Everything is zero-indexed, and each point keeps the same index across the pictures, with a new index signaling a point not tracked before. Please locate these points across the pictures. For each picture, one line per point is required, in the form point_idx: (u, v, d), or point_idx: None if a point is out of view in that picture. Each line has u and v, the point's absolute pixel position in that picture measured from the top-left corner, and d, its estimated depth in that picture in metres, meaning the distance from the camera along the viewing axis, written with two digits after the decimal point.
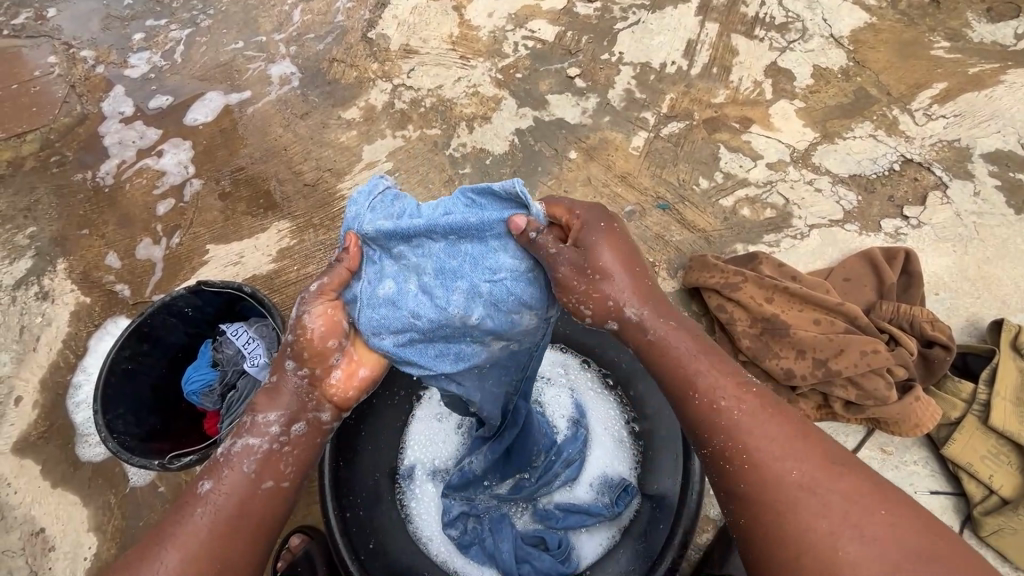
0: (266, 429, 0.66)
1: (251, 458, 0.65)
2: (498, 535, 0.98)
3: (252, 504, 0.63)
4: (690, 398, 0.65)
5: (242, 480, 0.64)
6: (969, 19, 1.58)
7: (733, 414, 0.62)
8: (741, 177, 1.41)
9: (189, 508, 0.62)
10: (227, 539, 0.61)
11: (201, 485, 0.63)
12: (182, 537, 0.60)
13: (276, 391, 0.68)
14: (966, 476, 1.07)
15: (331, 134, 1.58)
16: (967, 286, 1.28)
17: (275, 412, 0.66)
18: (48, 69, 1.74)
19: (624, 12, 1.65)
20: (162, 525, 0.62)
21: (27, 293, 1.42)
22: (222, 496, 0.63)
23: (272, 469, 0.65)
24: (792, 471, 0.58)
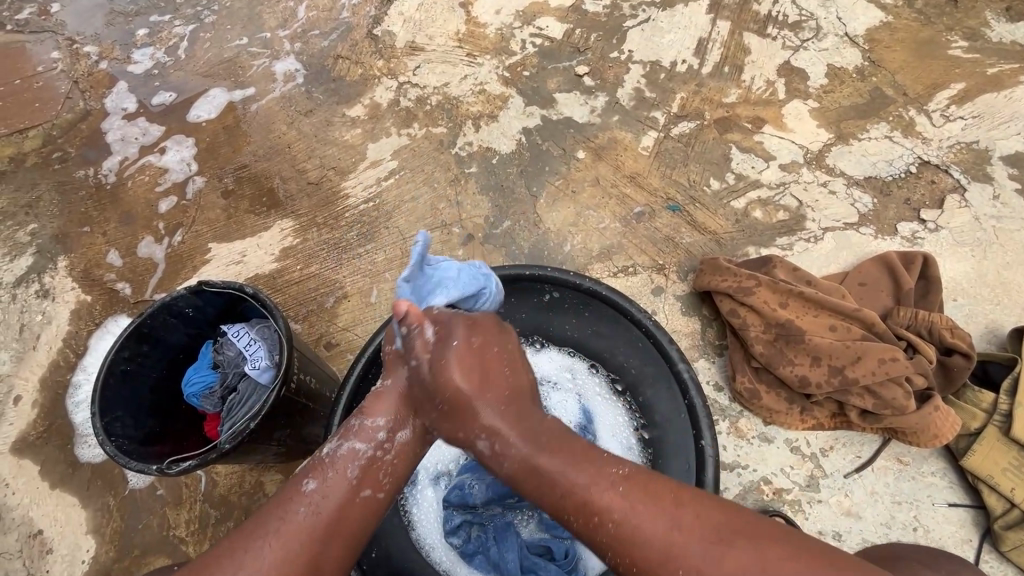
0: (373, 435, 0.73)
1: (355, 463, 0.71)
2: (503, 543, 0.96)
3: (352, 509, 0.69)
4: (575, 520, 0.63)
5: (344, 483, 0.69)
6: (988, 18, 1.55)
7: (610, 530, 0.61)
8: (753, 178, 1.38)
9: (294, 504, 0.67)
10: (326, 540, 0.65)
11: (308, 483, 0.68)
12: (288, 530, 0.65)
13: (386, 395, 0.76)
14: (986, 489, 1.04)
15: (335, 132, 1.55)
16: (986, 292, 1.24)
17: (383, 417, 0.74)
18: (51, 64, 1.72)
19: (634, 10, 1.62)
20: (263, 515, 0.66)
21: (27, 290, 1.40)
22: (326, 497, 0.68)
23: (373, 476, 0.71)
24: (680, 569, 0.57)
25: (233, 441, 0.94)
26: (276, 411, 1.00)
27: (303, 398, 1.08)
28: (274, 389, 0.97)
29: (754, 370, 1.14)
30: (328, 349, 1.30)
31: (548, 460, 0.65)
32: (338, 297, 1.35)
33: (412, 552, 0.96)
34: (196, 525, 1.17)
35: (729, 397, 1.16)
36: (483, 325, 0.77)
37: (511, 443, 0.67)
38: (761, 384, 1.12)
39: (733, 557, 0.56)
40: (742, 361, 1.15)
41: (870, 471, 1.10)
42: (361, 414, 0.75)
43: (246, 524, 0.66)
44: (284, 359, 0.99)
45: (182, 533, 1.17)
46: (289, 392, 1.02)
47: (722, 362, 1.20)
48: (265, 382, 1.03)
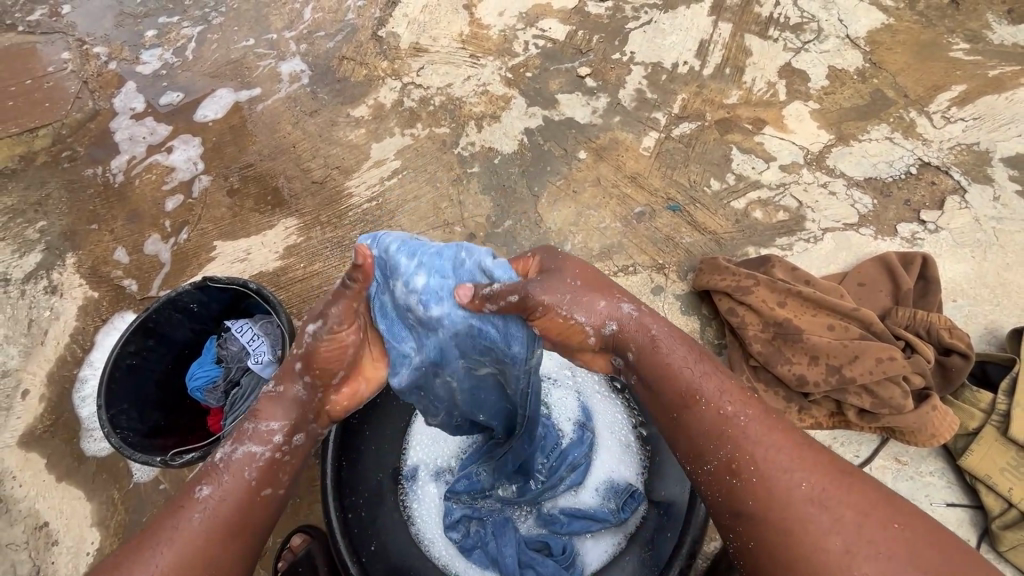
0: (270, 437, 0.65)
1: (253, 466, 0.63)
2: (501, 539, 0.96)
3: (251, 513, 0.62)
4: (687, 413, 0.63)
5: (242, 487, 0.62)
6: (990, 20, 1.56)
7: (740, 425, 0.61)
8: (754, 179, 1.39)
9: (185, 513, 0.60)
10: (223, 545, 0.60)
11: (201, 490, 0.61)
12: (180, 540, 0.58)
13: (281, 397, 0.67)
14: (984, 489, 1.04)
15: (339, 132, 1.57)
16: (986, 293, 1.24)
17: (279, 421, 0.65)
18: (61, 65, 1.74)
19: (636, 12, 1.63)
20: (155, 526, 0.60)
21: (36, 286, 1.42)
22: (223, 502, 0.61)
23: (272, 478, 0.64)
24: (802, 484, 0.57)
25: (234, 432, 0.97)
26: None
27: None
28: None
29: (753, 369, 1.14)
30: None
31: (667, 348, 0.65)
32: None
33: (412, 547, 0.97)
34: None
35: None
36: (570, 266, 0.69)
37: (640, 327, 0.66)
38: (759, 383, 1.13)
39: (852, 499, 0.55)
40: (741, 360, 1.16)
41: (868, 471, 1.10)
42: (255, 415, 0.66)
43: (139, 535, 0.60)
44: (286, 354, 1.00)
45: None
46: None
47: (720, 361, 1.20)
48: (267, 376, 1.05)
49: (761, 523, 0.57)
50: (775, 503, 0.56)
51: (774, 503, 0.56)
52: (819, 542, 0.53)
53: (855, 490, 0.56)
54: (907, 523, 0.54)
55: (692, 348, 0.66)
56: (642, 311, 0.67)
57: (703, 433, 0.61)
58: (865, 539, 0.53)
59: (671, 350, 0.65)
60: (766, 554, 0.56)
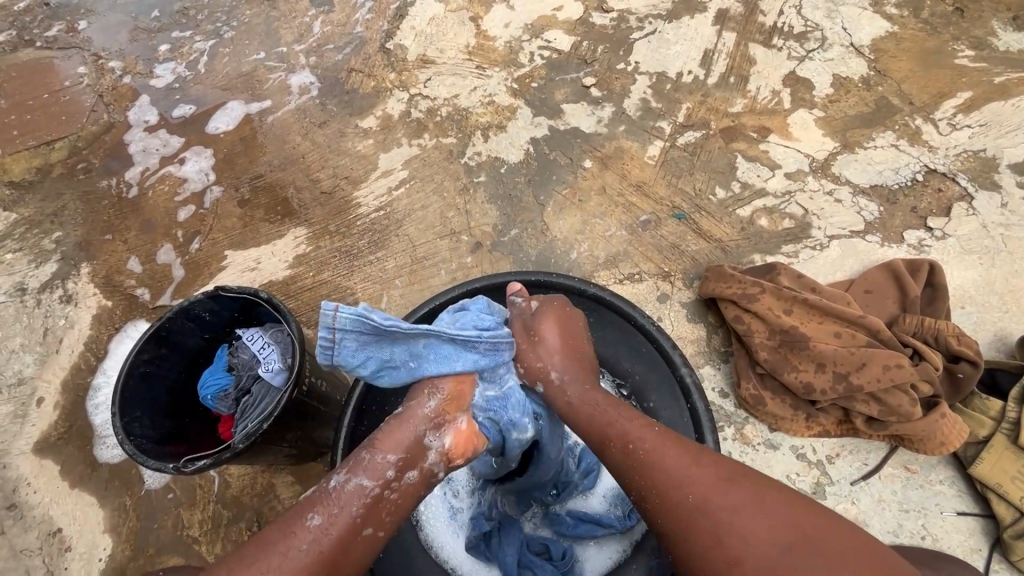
0: (381, 473, 0.75)
1: (361, 499, 0.73)
2: (506, 539, 0.96)
3: (352, 545, 0.71)
4: (612, 452, 0.76)
5: (348, 518, 0.72)
6: (994, 27, 1.56)
7: (642, 454, 0.73)
8: (759, 187, 1.39)
9: (298, 537, 0.69)
10: (327, 572, 0.68)
11: (312, 517, 0.70)
12: (294, 563, 0.66)
13: (394, 428, 0.78)
14: (996, 498, 1.03)
15: (348, 142, 1.59)
16: (994, 300, 1.24)
17: (393, 453, 0.76)
18: (77, 79, 1.78)
19: (641, 22, 1.64)
20: (268, 542, 0.68)
21: (51, 295, 1.45)
22: (329, 531, 0.70)
23: (375, 516, 0.73)
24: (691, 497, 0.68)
25: (246, 441, 0.97)
26: (288, 413, 1.03)
27: (315, 401, 1.10)
28: (287, 391, 1.00)
29: (759, 377, 1.14)
30: None
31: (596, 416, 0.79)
32: (349, 303, 1.38)
33: (419, 551, 0.97)
34: (209, 525, 1.20)
35: (734, 404, 1.16)
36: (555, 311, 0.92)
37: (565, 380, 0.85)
38: (766, 390, 1.13)
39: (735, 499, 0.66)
40: (748, 368, 1.15)
41: (876, 479, 1.09)
42: (371, 448, 0.77)
43: (246, 552, 0.68)
44: (297, 361, 1.02)
45: (196, 533, 1.20)
46: (300, 395, 1.05)
47: (727, 369, 1.20)
48: (278, 384, 1.06)
49: (671, 539, 0.68)
50: (677, 517, 0.68)
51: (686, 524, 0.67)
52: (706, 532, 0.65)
53: (734, 492, 0.67)
54: (770, 500, 0.66)
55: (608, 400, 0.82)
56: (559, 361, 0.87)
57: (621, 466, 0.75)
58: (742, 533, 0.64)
59: (589, 393, 0.83)
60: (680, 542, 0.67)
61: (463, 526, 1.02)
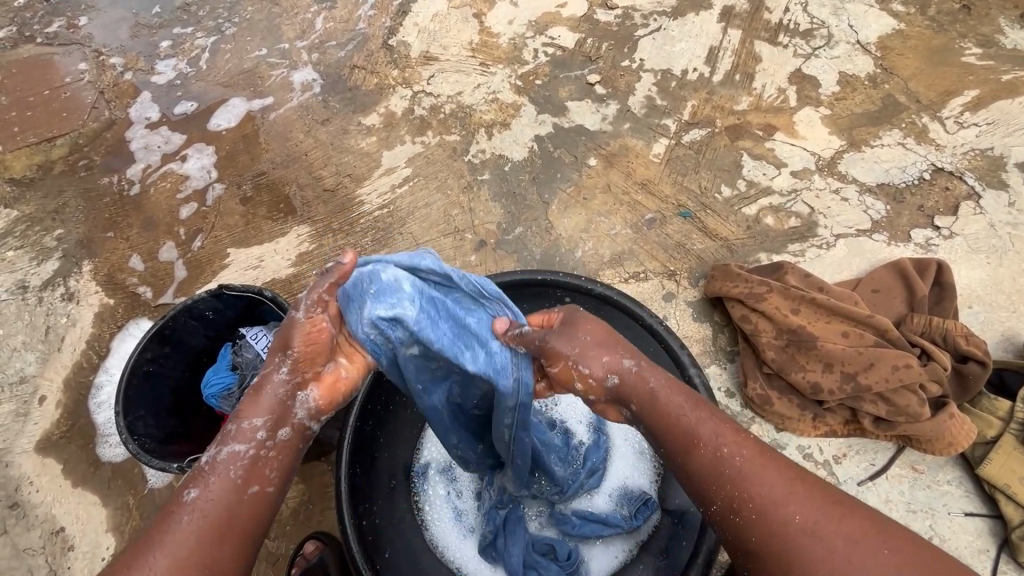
0: (252, 435, 0.66)
1: (237, 464, 0.64)
2: (511, 540, 0.94)
3: (238, 509, 0.63)
4: (691, 458, 0.64)
5: (227, 485, 0.63)
6: (1001, 25, 1.55)
7: (734, 464, 0.62)
8: (765, 186, 1.39)
9: (175, 515, 0.61)
10: (213, 543, 0.60)
11: (188, 491, 0.62)
12: (174, 538, 0.59)
13: (257, 394, 0.68)
14: (1004, 499, 1.03)
15: (351, 140, 1.58)
16: (1002, 300, 1.23)
17: (259, 417, 0.66)
18: (78, 76, 1.77)
19: (646, 19, 1.64)
20: (146, 529, 0.61)
21: (53, 293, 1.44)
22: (210, 503, 0.62)
23: (257, 475, 0.65)
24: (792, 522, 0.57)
25: None
26: None
27: None
28: None
29: (766, 376, 1.14)
30: None
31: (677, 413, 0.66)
32: None
33: (424, 550, 0.98)
34: None
35: (740, 403, 1.15)
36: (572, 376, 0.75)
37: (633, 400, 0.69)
38: (773, 390, 1.12)
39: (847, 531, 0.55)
40: (754, 368, 1.15)
41: (884, 479, 1.09)
42: (236, 416, 0.67)
43: (131, 547, 0.61)
44: None
45: None
46: None
47: (733, 368, 1.20)
48: None
49: (770, 572, 0.58)
50: (779, 548, 0.57)
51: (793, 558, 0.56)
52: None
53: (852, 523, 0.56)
54: (884, 543, 0.54)
55: (692, 399, 0.67)
56: (642, 364, 0.69)
57: (702, 474, 0.63)
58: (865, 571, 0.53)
59: (675, 396, 0.67)
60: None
61: (470, 527, 1.01)
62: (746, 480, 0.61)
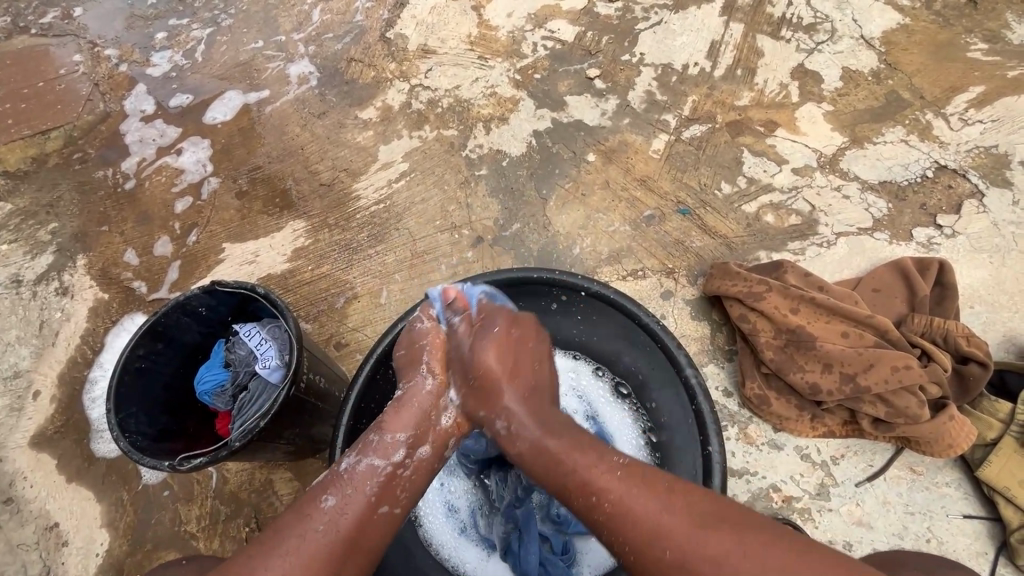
0: (391, 452, 0.75)
1: (373, 480, 0.72)
2: (525, 536, 0.92)
3: (369, 525, 0.70)
4: (575, 498, 0.69)
5: (362, 499, 0.71)
6: (1008, 20, 1.53)
7: (607, 509, 0.66)
8: (765, 183, 1.37)
9: (311, 521, 0.68)
10: (344, 555, 0.67)
11: (327, 499, 0.69)
12: (309, 543, 0.66)
13: (401, 409, 0.78)
14: (1003, 501, 1.02)
15: (348, 134, 1.57)
16: (1004, 300, 1.22)
17: (402, 432, 0.76)
18: (73, 67, 1.75)
19: (647, 13, 1.61)
20: (286, 526, 0.68)
21: (47, 288, 1.43)
22: (343, 514, 0.69)
23: (390, 493, 0.73)
24: (665, 549, 0.62)
25: (243, 439, 0.96)
26: (286, 410, 1.01)
27: (312, 397, 1.08)
28: (284, 388, 0.98)
29: (764, 376, 1.13)
30: (338, 348, 1.31)
31: (554, 441, 0.73)
32: (349, 298, 1.36)
33: (419, 547, 0.96)
34: (207, 521, 1.19)
35: (738, 403, 1.15)
36: (526, 326, 0.85)
37: (525, 426, 0.76)
38: (771, 390, 1.11)
39: (726, 533, 0.61)
40: (752, 367, 1.14)
41: (882, 481, 1.08)
42: (379, 429, 0.77)
43: (267, 535, 0.67)
44: (294, 357, 1.00)
45: (193, 528, 1.19)
46: (298, 392, 1.03)
47: (731, 368, 1.19)
48: (275, 381, 1.04)
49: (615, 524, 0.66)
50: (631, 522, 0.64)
51: (681, 566, 0.60)
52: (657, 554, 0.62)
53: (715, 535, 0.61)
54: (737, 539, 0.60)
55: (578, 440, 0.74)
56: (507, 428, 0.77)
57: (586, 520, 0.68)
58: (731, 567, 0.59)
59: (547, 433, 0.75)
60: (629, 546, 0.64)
61: (460, 524, 1.01)
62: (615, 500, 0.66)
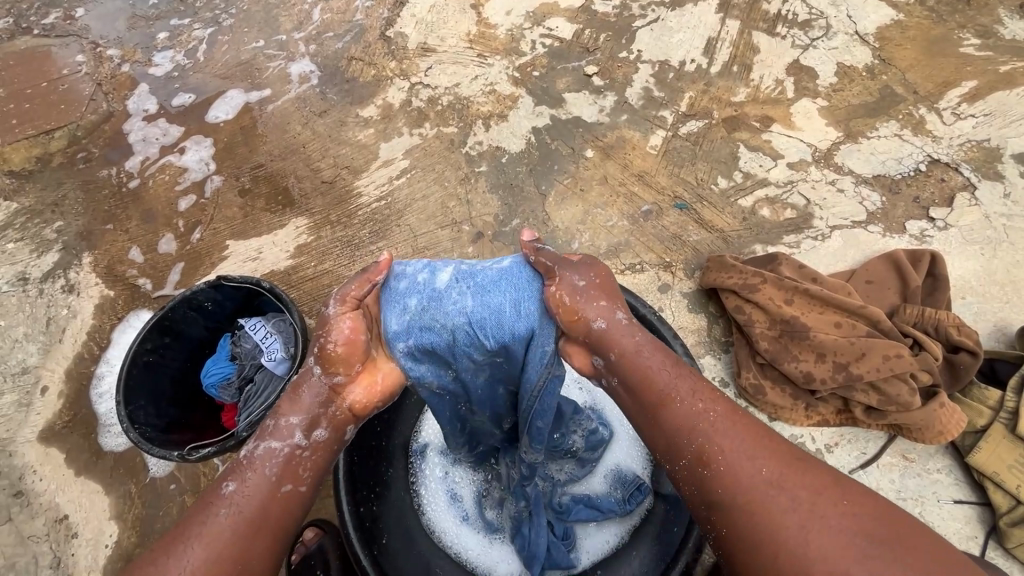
0: (289, 434, 0.66)
1: (272, 461, 0.65)
2: (534, 522, 0.94)
3: (273, 507, 0.64)
4: (666, 415, 0.65)
5: (264, 482, 0.64)
6: (1001, 15, 1.55)
7: (707, 422, 0.64)
8: (761, 177, 1.39)
9: (213, 508, 0.62)
10: (249, 540, 0.61)
11: (225, 485, 0.63)
12: (208, 532, 0.60)
13: (297, 390, 0.69)
14: (993, 487, 1.04)
15: (349, 132, 1.58)
16: (995, 291, 1.24)
17: (297, 416, 0.67)
18: (75, 68, 1.77)
19: (644, 10, 1.63)
20: (186, 520, 0.62)
21: (53, 286, 1.45)
22: (246, 498, 0.63)
23: (291, 472, 0.65)
24: (761, 471, 0.60)
25: (250, 429, 0.98)
26: None
27: None
28: (289, 379, 1.00)
29: (759, 366, 1.15)
30: None
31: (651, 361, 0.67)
32: None
33: (423, 536, 1.00)
34: None
35: (734, 393, 1.17)
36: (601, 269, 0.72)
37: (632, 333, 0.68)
38: (766, 379, 1.13)
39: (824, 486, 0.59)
40: (748, 358, 1.16)
41: (875, 468, 1.10)
42: (275, 412, 0.68)
43: (170, 531, 0.62)
44: (299, 349, 1.02)
45: None
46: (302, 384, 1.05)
47: (727, 359, 1.21)
48: (281, 373, 1.06)
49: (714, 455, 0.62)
50: (738, 457, 0.61)
51: (773, 496, 0.59)
52: (751, 490, 0.59)
53: (810, 477, 0.60)
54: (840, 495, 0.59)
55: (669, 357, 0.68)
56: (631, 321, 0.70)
57: (676, 427, 0.64)
58: (820, 518, 0.57)
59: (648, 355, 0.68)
60: (728, 490, 0.61)
61: (464, 513, 1.02)
62: (719, 430, 0.63)
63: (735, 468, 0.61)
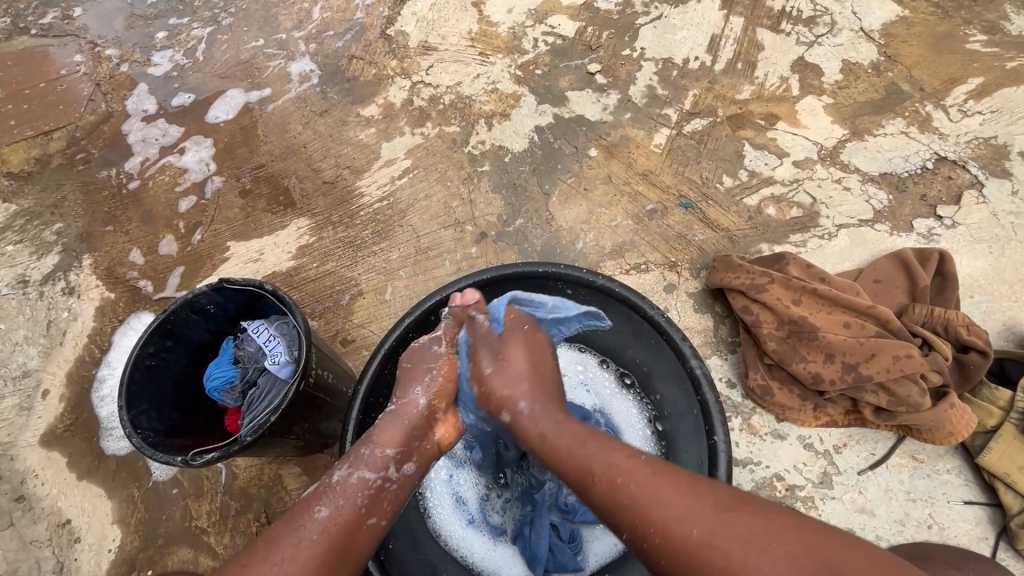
0: (383, 465, 0.76)
1: (364, 491, 0.74)
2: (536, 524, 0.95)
3: (358, 535, 0.72)
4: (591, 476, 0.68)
5: (353, 510, 0.72)
6: (1007, 11, 1.54)
7: (624, 474, 0.66)
8: (767, 175, 1.38)
9: (305, 531, 0.69)
10: (335, 565, 0.69)
11: (319, 509, 0.70)
12: (301, 553, 0.67)
13: (392, 422, 0.79)
14: (1004, 488, 1.03)
15: (350, 132, 1.57)
16: (1004, 289, 1.23)
17: (392, 447, 0.77)
18: (73, 68, 1.76)
19: (646, 7, 1.62)
20: (276, 536, 0.68)
21: (53, 288, 1.44)
22: (336, 524, 0.71)
23: (378, 505, 0.74)
24: (686, 507, 0.61)
25: (254, 434, 0.97)
26: (296, 405, 1.02)
27: (321, 393, 1.10)
28: (294, 383, 0.99)
29: (767, 367, 1.14)
30: (344, 344, 1.33)
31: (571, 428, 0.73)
32: (354, 295, 1.37)
33: (429, 541, 0.98)
34: (218, 516, 1.21)
35: (741, 394, 1.16)
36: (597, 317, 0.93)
37: None
38: (774, 380, 1.12)
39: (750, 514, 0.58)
40: (755, 358, 1.15)
41: (884, 469, 1.09)
42: (370, 441, 0.77)
43: (258, 543, 0.68)
44: (303, 353, 1.01)
45: (204, 523, 1.20)
46: (307, 387, 1.03)
47: (734, 359, 1.20)
48: (284, 377, 1.05)
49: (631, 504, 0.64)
50: (654, 496, 0.63)
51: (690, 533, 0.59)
52: (671, 528, 0.60)
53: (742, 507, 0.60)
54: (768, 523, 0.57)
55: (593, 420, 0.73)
56: None
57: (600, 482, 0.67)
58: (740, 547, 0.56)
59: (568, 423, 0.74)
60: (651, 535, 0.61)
61: (470, 517, 1.02)
62: (635, 476, 0.65)
63: (651, 510, 0.62)
